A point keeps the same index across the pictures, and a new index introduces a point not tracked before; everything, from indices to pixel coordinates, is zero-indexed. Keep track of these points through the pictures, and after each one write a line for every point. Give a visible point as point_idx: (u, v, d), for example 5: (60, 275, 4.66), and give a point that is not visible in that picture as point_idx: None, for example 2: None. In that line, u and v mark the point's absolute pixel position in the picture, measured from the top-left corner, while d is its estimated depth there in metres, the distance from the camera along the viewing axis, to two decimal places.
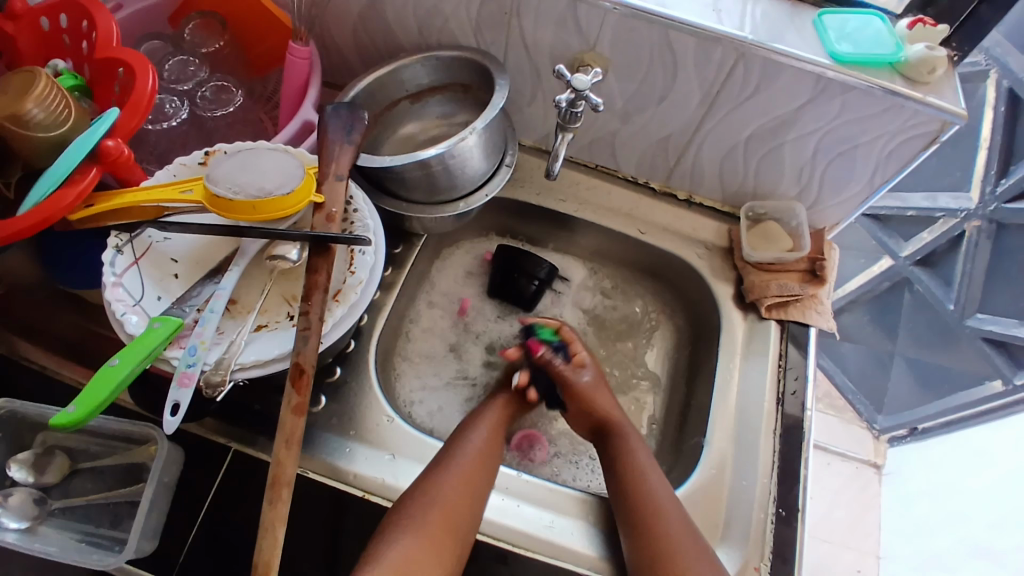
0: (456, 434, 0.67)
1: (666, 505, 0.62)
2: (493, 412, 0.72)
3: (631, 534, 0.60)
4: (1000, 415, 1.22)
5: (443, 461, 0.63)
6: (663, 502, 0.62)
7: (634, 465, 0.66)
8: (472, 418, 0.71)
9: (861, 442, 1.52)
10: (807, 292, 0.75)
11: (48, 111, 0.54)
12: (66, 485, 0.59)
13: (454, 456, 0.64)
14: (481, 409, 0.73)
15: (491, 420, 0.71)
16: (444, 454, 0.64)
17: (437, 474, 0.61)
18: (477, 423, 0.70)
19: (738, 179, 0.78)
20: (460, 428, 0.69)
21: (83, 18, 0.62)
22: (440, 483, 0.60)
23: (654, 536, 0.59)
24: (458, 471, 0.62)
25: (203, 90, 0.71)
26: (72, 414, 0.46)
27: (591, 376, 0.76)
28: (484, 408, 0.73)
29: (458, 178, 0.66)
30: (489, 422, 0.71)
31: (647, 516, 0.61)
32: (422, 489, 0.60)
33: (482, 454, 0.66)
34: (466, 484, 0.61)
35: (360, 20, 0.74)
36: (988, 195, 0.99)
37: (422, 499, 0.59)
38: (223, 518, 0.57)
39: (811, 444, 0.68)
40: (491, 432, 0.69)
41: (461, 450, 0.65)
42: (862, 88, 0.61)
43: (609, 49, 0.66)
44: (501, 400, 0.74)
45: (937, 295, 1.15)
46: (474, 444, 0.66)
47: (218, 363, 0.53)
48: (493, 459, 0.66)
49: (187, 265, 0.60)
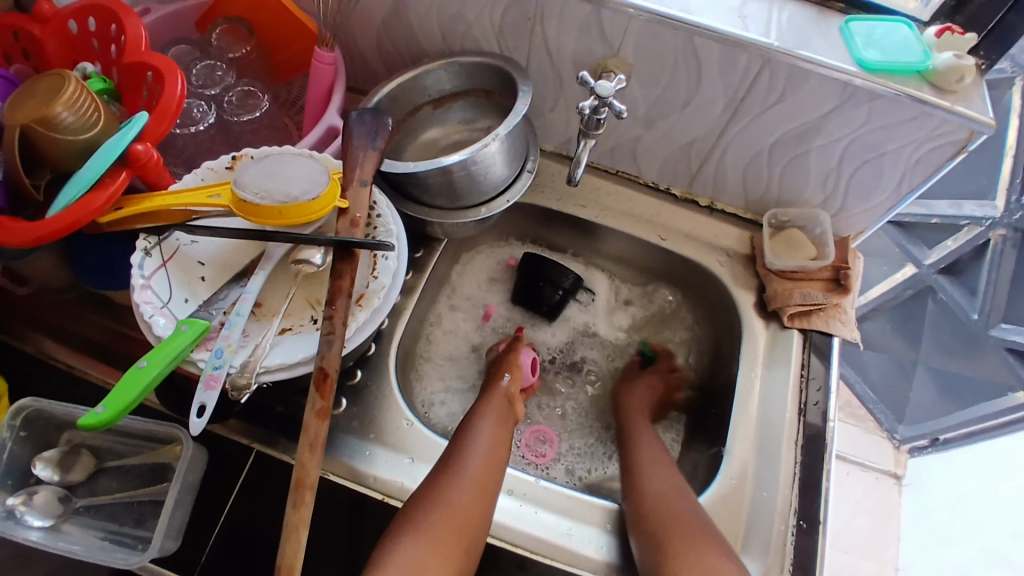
0: (462, 432, 0.67)
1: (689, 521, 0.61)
2: (496, 411, 0.71)
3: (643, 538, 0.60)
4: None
5: (452, 464, 0.62)
6: (673, 514, 0.61)
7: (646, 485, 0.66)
8: (475, 414, 0.70)
9: (882, 452, 1.50)
10: (830, 301, 0.74)
11: (78, 115, 0.55)
12: (92, 484, 0.60)
13: (464, 459, 0.63)
14: (481, 407, 0.71)
15: (495, 415, 0.70)
16: (454, 453, 0.63)
17: (448, 472, 0.61)
18: (481, 418, 0.69)
19: (761, 186, 0.77)
20: (466, 428, 0.67)
21: (111, 23, 0.63)
22: (450, 481, 0.60)
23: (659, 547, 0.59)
24: (469, 469, 0.62)
25: (230, 95, 0.72)
26: (101, 415, 0.47)
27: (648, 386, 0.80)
28: (486, 403, 0.72)
29: (480, 185, 0.66)
30: (492, 417, 0.70)
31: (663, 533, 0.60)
32: (432, 488, 0.60)
33: (490, 452, 0.65)
34: (477, 481, 0.61)
35: (385, 26, 0.75)
36: (1014, 204, 0.97)
37: (433, 498, 0.59)
38: (246, 519, 0.58)
39: (834, 455, 0.68)
40: (496, 427, 0.69)
41: (469, 448, 0.64)
42: (890, 96, 0.60)
43: (632, 55, 0.66)
44: (499, 394, 0.73)
45: (962, 304, 1.14)
46: (481, 440, 0.66)
47: (244, 366, 0.53)
48: (501, 455, 0.66)
49: (214, 268, 0.60)
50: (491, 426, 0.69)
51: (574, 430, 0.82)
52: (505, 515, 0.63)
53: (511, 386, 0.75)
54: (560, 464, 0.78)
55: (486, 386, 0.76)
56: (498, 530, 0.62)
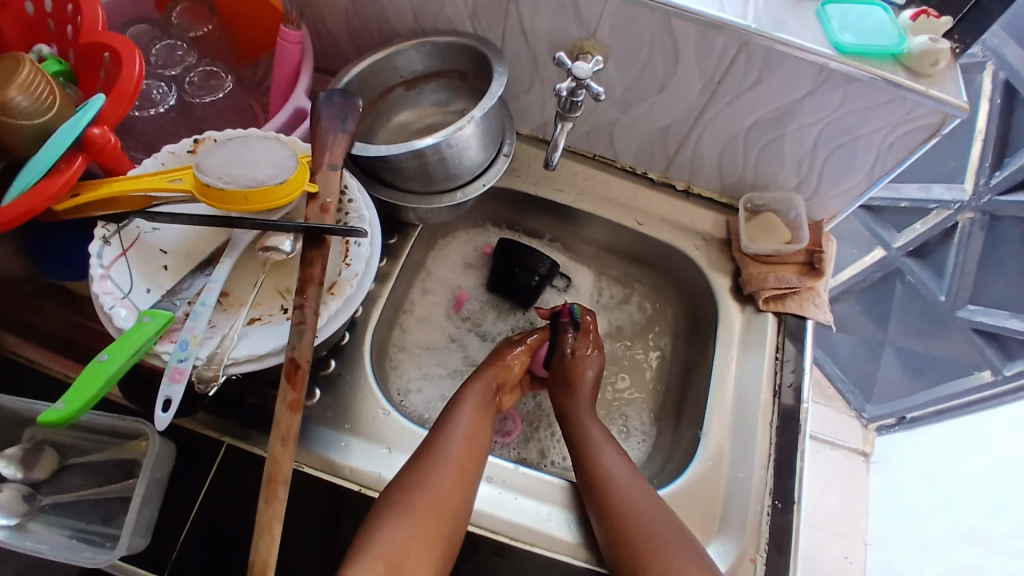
0: (442, 420, 0.65)
1: (647, 512, 0.61)
2: (477, 395, 0.69)
3: (605, 522, 0.60)
4: (992, 404, 1.21)
5: (433, 450, 0.61)
6: (636, 500, 0.62)
7: (599, 465, 0.65)
8: (457, 399, 0.68)
9: (851, 430, 1.53)
10: (805, 285, 0.74)
11: (33, 99, 0.52)
12: (57, 482, 0.58)
13: (444, 446, 0.62)
14: (465, 389, 0.70)
15: (477, 400, 0.69)
16: (432, 441, 0.62)
17: (429, 458, 0.60)
18: (461, 405, 0.68)
19: (737, 170, 0.77)
20: (447, 414, 0.66)
21: (68, 2, 0.60)
22: (428, 470, 0.59)
23: (630, 529, 0.59)
24: (448, 457, 0.61)
25: (191, 76, 0.70)
26: (62, 410, 0.45)
27: (591, 369, 0.75)
28: (470, 386, 0.70)
29: (454, 169, 0.65)
30: (473, 403, 0.68)
31: (624, 527, 0.59)
32: (411, 478, 0.59)
33: (470, 439, 0.64)
34: (457, 469, 0.60)
35: (354, 6, 0.73)
36: (982, 187, 0.99)
37: (412, 487, 0.58)
38: (217, 515, 0.56)
39: (807, 435, 0.69)
40: (478, 414, 0.67)
41: (448, 436, 0.63)
42: (864, 80, 0.60)
43: (609, 36, 0.65)
44: (483, 378, 0.71)
45: (929, 286, 1.16)
46: (461, 429, 0.64)
47: (210, 357, 0.52)
48: (481, 443, 0.64)
49: (177, 256, 0.58)
50: (475, 411, 0.67)
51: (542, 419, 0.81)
52: (485, 503, 0.63)
53: (498, 370, 0.73)
54: (531, 445, 0.78)
55: (481, 365, 0.74)
56: (477, 517, 0.62)
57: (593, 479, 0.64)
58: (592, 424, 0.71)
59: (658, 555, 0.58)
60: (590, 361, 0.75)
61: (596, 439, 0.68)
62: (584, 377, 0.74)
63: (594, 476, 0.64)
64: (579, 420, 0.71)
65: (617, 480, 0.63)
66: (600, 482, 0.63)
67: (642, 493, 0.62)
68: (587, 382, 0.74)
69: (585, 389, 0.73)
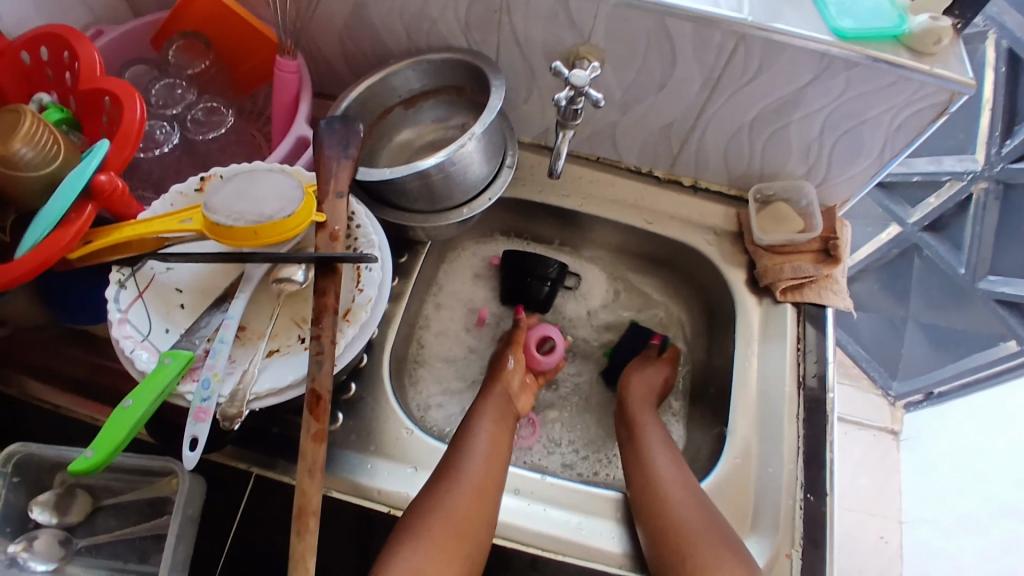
0: (461, 434, 0.66)
1: (692, 517, 0.60)
2: (494, 410, 0.70)
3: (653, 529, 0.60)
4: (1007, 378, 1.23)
5: (451, 469, 0.61)
6: (683, 512, 0.61)
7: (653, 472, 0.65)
8: (473, 416, 0.69)
9: (878, 409, 1.51)
10: (822, 273, 0.73)
11: (37, 150, 0.53)
12: (90, 524, 0.58)
13: (462, 465, 0.62)
14: (480, 406, 0.70)
15: (494, 417, 0.69)
16: (450, 457, 0.62)
17: (444, 478, 0.60)
18: (479, 418, 0.68)
19: (744, 162, 0.76)
20: (465, 430, 0.66)
21: (64, 49, 0.61)
22: (448, 486, 0.59)
23: (679, 536, 0.59)
24: (466, 473, 0.61)
25: (194, 113, 0.70)
26: (92, 458, 0.46)
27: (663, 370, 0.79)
28: (484, 403, 0.70)
29: (459, 186, 0.65)
30: (490, 418, 0.68)
31: (670, 531, 0.59)
32: (427, 499, 0.59)
33: (489, 455, 0.64)
34: (478, 485, 0.60)
35: (346, 29, 0.73)
36: (993, 156, 0.98)
37: (428, 509, 0.58)
38: (252, 545, 0.57)
39: (835, 427, 0.68)
40: (495, 429, 0.67)
41: (465, 452, 0.63)
42: (866, 63, 0.59)
43: (604, 40, 0.65)
44: (495, 394, 0.72)
45: (948, 259, 1.14)
46: (480, 444, 0.64)
47: (233, 395, 0.52)
48: (500, 457, 0.64)
49: (193, 294, 0.59)
50: (491, 424, 0.68)
51: (564, 426, 0.80)
52: (512, 514, 0.62)
53: (507, 382, 0.74)
54: (555, 455, 0.77)
55: (484, 384, 0.74)
56: (505, 530, 0.62)
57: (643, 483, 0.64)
58: (651, 427, 0.71)
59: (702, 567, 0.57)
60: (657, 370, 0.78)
61: (648, 440, 0.70)
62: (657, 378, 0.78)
63: (645, 484, 0.64)
64: (641, 419, 0.72)
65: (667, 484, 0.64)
66: (650, 494, 0.63)
67: (698, 508, 0.61)
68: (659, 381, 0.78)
69: (643, 387, 0.76)
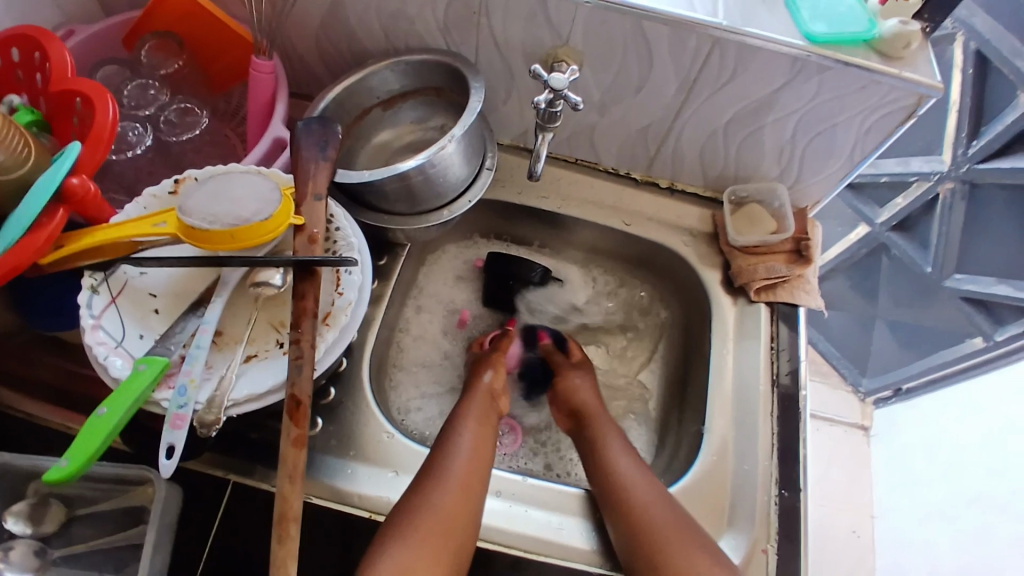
0: (445, 436, 0.65)
1: (661, 516, 0.60)
2: (476, 411, 0.69)
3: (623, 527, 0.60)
4: (998, 365, 1.21)
5: (436, 470, 0.61)
6: (657, 511, 0.61)
7: (614, 471, 0.65)
8: (457, 417, 0.68)
9: (848, 406, 1.55)
10: (794, 273, 0.75)
11: (8, 152, 0.52)
12: (66, 534, 0.57)
13: (446, 465, 0.61)
14: (465, 405, 0.70)
15: (478, 417, 0.69)
16: (436, 457, 0.62)
17: (429, 478, 0.60)
18: (464, 419, 0.68)
19: (719, 163, 0.77)
20: (449, 430, 0.66)
21: (35, 49, 0.59)
22: (434, 487, 0.59)
23: (650, 534, 0.59)
24: (451, 474, 0.61)
25: (166, 114, 0.69)
26: (66, 468, 0.45)
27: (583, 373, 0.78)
28: (468, 404, 0.70)
29: (438, 188, 0.65)
30: (475, 416, 0.69)
31: (643, 527, 0.60)
32: (415, 497, 0.59)
33: (474, 454, 0.64)
34: (463, 481, 0.61)
35: (324, 28, 0.72)
36: (960, 157, 1.00)
37: (417, 506, 0.58)
38: (233, 552, 0.56)
39: (807, 421, 0.70)
40: (479, 428, 0.68)
41: (450, 453, 0.63)
42: (838, 68, 0.61)
43: (582, 42, 0.65)
44: (479, 394, 0.72)
45: (915, 258, 1.17)
46: (464, 444, 0.64)
47: (210, 401, 0.51)
48: (486, 457, 0.64)
49: (168, 298, 0.58)
50: (475, 425, 0.68)
51: (543, 428, 0.80)
52: (495, 516, 0.63)
53: (490, 383, 0.74)
54: (538, 457, 0.78)
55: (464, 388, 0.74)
56: (489, 533, 0.62)
57: (607, 483, 0.64)
58: (608, 429, 0.70)
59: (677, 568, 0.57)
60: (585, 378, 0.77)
61: (607, 441, 0.69)
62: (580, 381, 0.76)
63: (610, 482, 0.64)
64: (597, 427, 0.71)
65: (632, 481, 0.63)
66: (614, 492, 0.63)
67: (667, 507, 0.61)
68: (584, 385, 0.76)
69: (587, 392, 0.75)
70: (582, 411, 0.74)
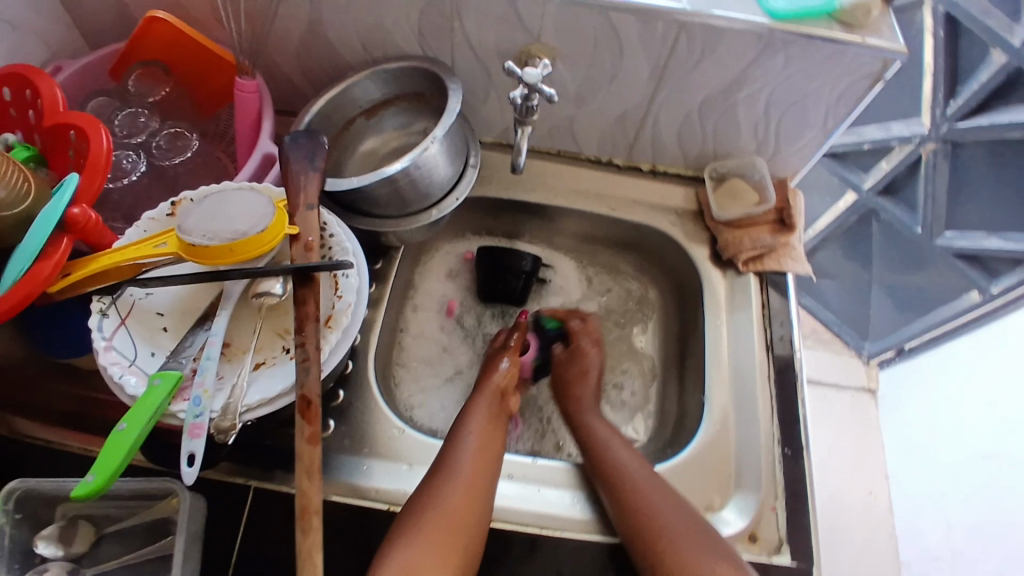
0: (453, 435, 0.67)
1: (659, 505, 0.61)
2: (482, 411, 0.71)
3: (624, 513, 0.61)
4: (1001, 313, 1.21)
5: (444, 469, 0.63)
6: (655, 498, 0.62)
7: (613, 462, 0.66)
8: (464, 416, 0.70)
9: (854, 371, 1.53)
10: (779, 242, 0.77)
11: (9, 188, 0.54)
12: (96, 553, 0.59)
13: (453, 463, 0.63)
14: (472, 404, 0.72)
15: (485, 415, 0.71)
16: (446, 455, 0.64)
17: (440, 474, 0.62)
18: (472, 417, 0.70)
19: (698, 143, 0.79)
20: (456, 430, 0.68)
21: (26, 87, 0.62)
22: (443, 484, 0.61)
23: (648, 521, 0.60)
24: (460, 470, 0.63)
25: (157, 140, 0.72)
26: (92, 482, 0.47)
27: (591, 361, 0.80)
28: (476, 401, 0.72)
29: (427, 189, 0.67)
30: (483, 417, 0.70)
31: (646, 523, 0.60)
32: (425, 496, 0.61)
33: (480, 450, 0.66)
34: (471, 481, 0.62)
35: (303, 46, 0.74)
36: (939, 118, 1.02)
37: (426, 506, 0.60)
38: (258, 554, 0.58)
39: (804, 383, 0.72)
40: (486, 427, 0.69)
41: (459, 449, 0.65)
42: (803, 41, 0.62)
43: (554, 38, 0.67)
44: (486, 393, 0.73)
45: (904, 222, 1.19)
46: (471, 441, 0.66)
47: (225, 409, 0.53)
48: (493, 453, 0.66)
49: (175, 317, 0.60)
50: (481, 423, 0.69)
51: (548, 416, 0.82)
52: (508, 499, 0.65)
53: (498, 380, 0.75)
54: (546, 438, 0.80)
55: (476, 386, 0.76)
56: (504, 514, 0.64)
57: (606, 475, 0.65)
58: (599, 426, 0.72)
59: (676, 551, 0.58)
60: (588, 365, 0.80)
61: (603, 435, 0.71)
62: (589, 372, 0.79)
63: (609, 470, 0.66)
64: (586, 421, 0.74)
65: (630, 472, 0.65)
66: (611, 482, 0.64)
67: (663, 495, 0.62)
68: (592, 375, 0.79)
69: (588, 382, 0.78)
70: (575, 402, 0.77)
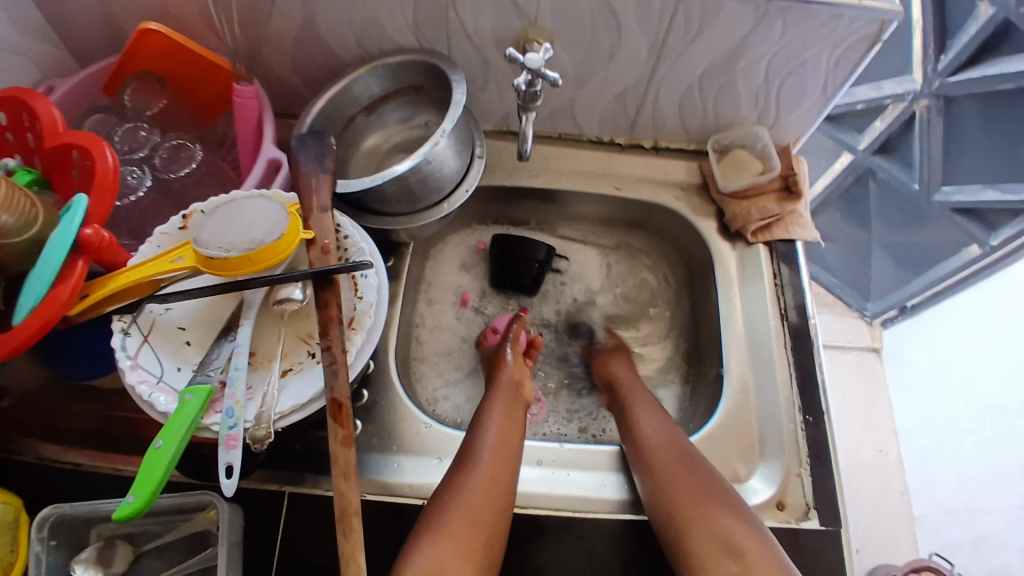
0: (472, 429, 0.67)
1: (687, 483, 0.62)
2: (500, 406, 0.70)
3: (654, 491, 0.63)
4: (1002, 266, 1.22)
5: (463, 468, 0.62)
6: (686, 475, 0.63)
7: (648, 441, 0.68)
8: (482, 415, 0.69)
9: (857, 331, 1.56)
10: (786, 210, 0.77)
11: (17, 215, 0.53)
12: (137, 569, 0.60)
13: (473, 461, 0.63)
14: (488, 402, 0.71)
15: (503, 413, 0.69)
16: (466, 452, 0.64)
17: (460, 473, 0.62)
18: (490, 413, 0.69)
19: (699, 116, 0.79)
20: (474, 426, 0.67)
21: (22, 110, 0.61)
22: (463, 482, 0.61)
23: (679, 500, 0.61)
24: (480, 468, 0.62)
25: (159, 153, 0.72)
26: (133, 503, 0.47)
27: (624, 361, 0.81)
28: (494, 397, 0.71)
29: (435, 183, 0.67)
30: (500, 411, 0.69)
31: (676, 503, 0.61)
32: (446, 495, 0.60)
33: (501, 447, 0.65)
34: (490, 477, 0.61)
35: (298, 46, 0.73)
36: (931, 73, 1.02)
37: (447, 505, 0.59)
38: (302, 558, 0.59)
39: (821, 347, 0.73)
40: (504, 421, 0.68)
41: (479, 447, 0.64)
42: (798, 7, 0.62)
43: (551, 21, 0.67)
44: (502, 389, 0.72)
45: (902, 178, 1.19)
46: (490, 437, 0.65)
47: (258, 418, 0.53)
48: (512, 448, 0.65)
49: (196, 329, 0.60)
50: (500, 418, 0.68)
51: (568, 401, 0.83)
52: (538, 484, 0.66)
53: (513, 378, 0.74)
54: (572, 422, 0.81)
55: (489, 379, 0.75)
56: (536, 501, 0.64)
57: (644, 455, 0.66)
58: (644, 400, 0.74)
59: (701, 527, 0.60)
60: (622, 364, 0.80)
61: (639, 408, 0.73)
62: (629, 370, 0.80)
63: (644, 449, 0.67)
64: (636, 397, 0.74)
65: (665, 450, 0.66)
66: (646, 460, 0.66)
67: (693, 473, 0.63)
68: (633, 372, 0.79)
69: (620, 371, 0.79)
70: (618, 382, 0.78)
